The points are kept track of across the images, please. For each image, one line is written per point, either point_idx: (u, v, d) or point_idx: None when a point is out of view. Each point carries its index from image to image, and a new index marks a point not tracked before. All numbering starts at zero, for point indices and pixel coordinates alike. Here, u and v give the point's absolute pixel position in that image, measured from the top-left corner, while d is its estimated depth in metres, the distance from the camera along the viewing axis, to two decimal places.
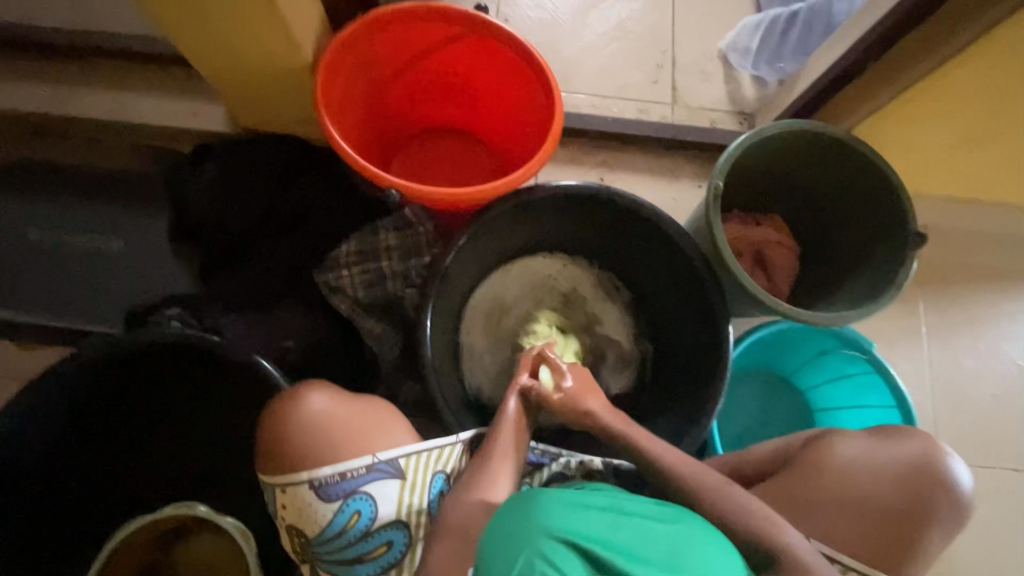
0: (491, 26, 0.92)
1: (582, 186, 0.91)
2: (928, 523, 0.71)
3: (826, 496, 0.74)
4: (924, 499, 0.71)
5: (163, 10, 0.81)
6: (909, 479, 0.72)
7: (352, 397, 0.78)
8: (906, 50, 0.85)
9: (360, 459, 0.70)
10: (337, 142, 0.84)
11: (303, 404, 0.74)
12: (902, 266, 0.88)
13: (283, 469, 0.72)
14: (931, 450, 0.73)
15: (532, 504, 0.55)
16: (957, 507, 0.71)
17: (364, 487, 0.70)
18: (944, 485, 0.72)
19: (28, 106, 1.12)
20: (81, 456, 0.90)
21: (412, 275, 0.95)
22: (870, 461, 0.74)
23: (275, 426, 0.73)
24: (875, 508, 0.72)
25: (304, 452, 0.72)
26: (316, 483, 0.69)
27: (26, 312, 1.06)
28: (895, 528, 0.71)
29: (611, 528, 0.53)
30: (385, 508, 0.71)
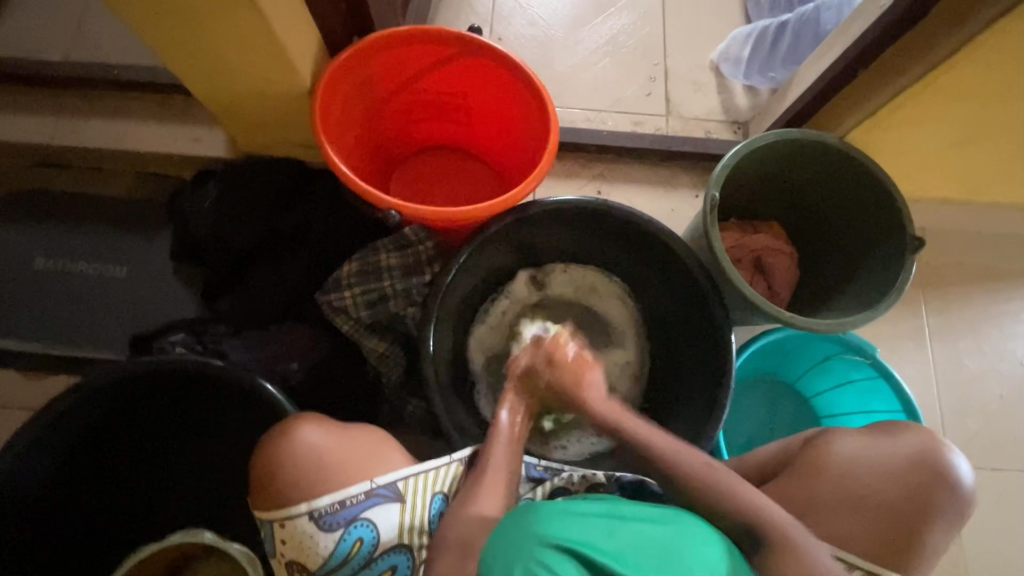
0: (484, 46, 0.94)
1: (580, 200, 0.92)
2: (930, 513, 0.70)
3: (826, 495, 0.73)
4: (923, 492, 0.70)
5: (163, 41, 0.83)
6: (905, 473, 0.72)
7: (344, 426, 0.77)
8: (895, 57, 0.86)
9: (359, 486, 0.70)
10: (335, 164, 0.85)
11: (296, 434, 0.72)
12: (901, 269, 0.88)
13: (284, 498, 0.71)
14: (928, 444, 0.73)
15: (528, 511, 0.57)
16: (957, 499, 0.70)
17: (364, 514, 0.70)
18: (941, 476, 0.71)
19: (32, 137, 1.14)
20: (86, 485, 0.89)
21: (413, 294, 0.96)
22: (866, 457, 0.74)
23: (272, 455, 0.72)
24: (874, 503, 0.71)
25: (304, 480, 0.71)
26: (316, 514, 0.69)
27: (31, 341, 1.07)
28: (897, 522, 0.70)
29: (606, 532, 0.55)
30: (387, 533, 0.71)
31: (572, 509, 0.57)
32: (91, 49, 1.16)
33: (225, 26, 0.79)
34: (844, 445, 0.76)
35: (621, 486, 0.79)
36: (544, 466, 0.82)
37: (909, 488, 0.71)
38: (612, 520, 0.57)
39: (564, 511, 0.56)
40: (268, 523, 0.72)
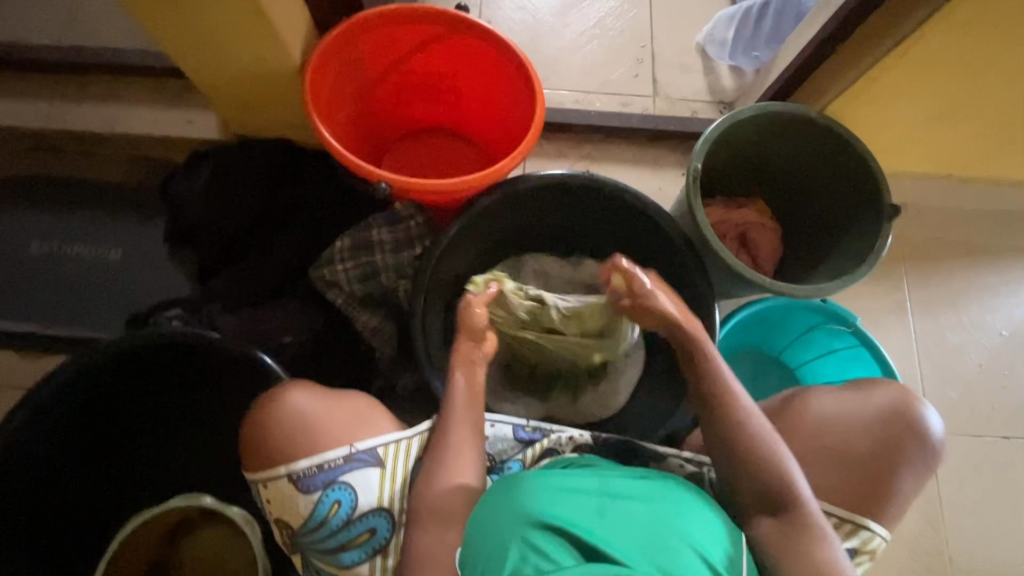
0: (471, 23, 0.95)
1: (566, 174, 0.95)
2: (898, 460, 0.73)
3: (805, 446, 0.76)
4: (896, 442, 0.74)
5: (153, 19, 0.84)
6: (877, 424, 0.75)
7: (333, 392, 0.78)
8: (871, 29, 0.89)
9: (338, 450, 0.72)
10: (327, 139, 0.87)
11: (281, 400, 0.74)
12: (879, 237, 0.91)
13: (268, 461, 0.73)
14: (901, 396, 0.76)
15: (521, 491, 0.63)
16: (925, 448, 0.74)
17: (343, 477, 0.72)
18: (910, 427, 0.74)
19: (25, 122, 1.15)
20: (87, 457, 0.92)
21: (405, 267, 0.98)
22: (844, 410, 0.76)
23: (256, 422, 0.74)
24: (846, 453, 0.74)
25: (287, 445, 0.73)
26: (295, 475, 0.71)
27: (28, 322, 1.08)
28: (867, 469, 0.73)
29: (595, 514, 0.61)
30: (366, 497, 0.72)
31: (562, 490, 0.63)
32: (84, 35, 1.17)
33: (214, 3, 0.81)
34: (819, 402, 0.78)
35: (608, 447, 0.83)
36: (533, 428, 0.84)
37: (880, 438, 0.74)
38: (602, 501, 0.64)
39: (555, 490, 0.63)
40: (254, 485, 0.75)
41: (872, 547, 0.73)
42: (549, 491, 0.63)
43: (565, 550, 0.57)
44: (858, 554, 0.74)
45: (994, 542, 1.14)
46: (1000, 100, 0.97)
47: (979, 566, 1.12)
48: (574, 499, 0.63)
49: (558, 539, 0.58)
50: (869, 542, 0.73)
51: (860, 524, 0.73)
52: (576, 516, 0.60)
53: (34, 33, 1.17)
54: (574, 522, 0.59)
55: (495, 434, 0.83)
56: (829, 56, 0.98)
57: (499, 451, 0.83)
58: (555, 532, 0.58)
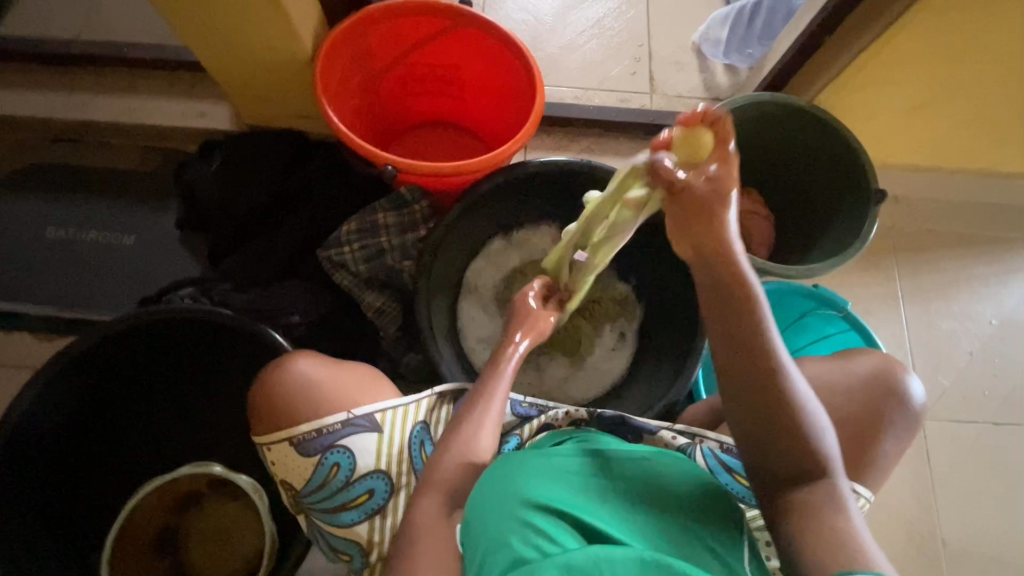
0: (474, 16, 1.00)
1: (565, 160, 0.98)
2: (880, 423, 0.75)
3: None
4: (881, 405, 0.76)
5: (173, 11, 0.89)
6: (860, 388, 0.77)
7: (335, 361, 0.80)
8: (858, 22, 0.93)
9: (336, 415, 0.74)
10: (336, 124, 0.91)
11: (284, 367, 0.76)
12: (867, 219, 0.94)
13: (272, 425, 0.76)
14: (884, 362, 0.79)
15: (521, 478, 0.64)
16: (906, 412, 0.76)
17: (342, 441, 0.74)
18: (893, 392, 0.77)
19: (44, 112, 1.19)
20: (98, 432, 0.94)
21: (409, 248, 1.01)
22: (829, 375, 0.79)
23: (259, 390, 0.77)
24: (831, 415, 0.76)
25: (289, 410, 0.75)
26: (297, 439, 0.74)
27: (43, 304, 1.12)
28: (850, 432, 0.76)
29: (596, 503, 0.63)
30: (364, 460, 0.75)
31: (563, 480, 0.65)
32: (102, 30, 1.22)
33: None
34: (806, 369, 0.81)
35: (603, 421, 0.84)
36: (529, 404, 0.86)
37: (863, 402, 0.77)
38: (601, 492, 0.65)
39: (555, 480, 0.64)
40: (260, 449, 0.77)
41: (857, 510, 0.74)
42: (549, 480, 0.64)
43: (569, 532, 0.57)
44: None
45: (986, 526, 1.15)
46: (984, 89, 1.01)
47: (971, 549, 1.14)
48: (575, 488, 0.64)
49: (561, 523, 0.58)
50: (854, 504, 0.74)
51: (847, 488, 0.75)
52: (577, 503, 0.61)
53: (54, 29, 1.22)
54: (576, 508, 0.60)
55: None
56: (818, 48, 1.02)
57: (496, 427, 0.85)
58: (558, 516, 0.59)
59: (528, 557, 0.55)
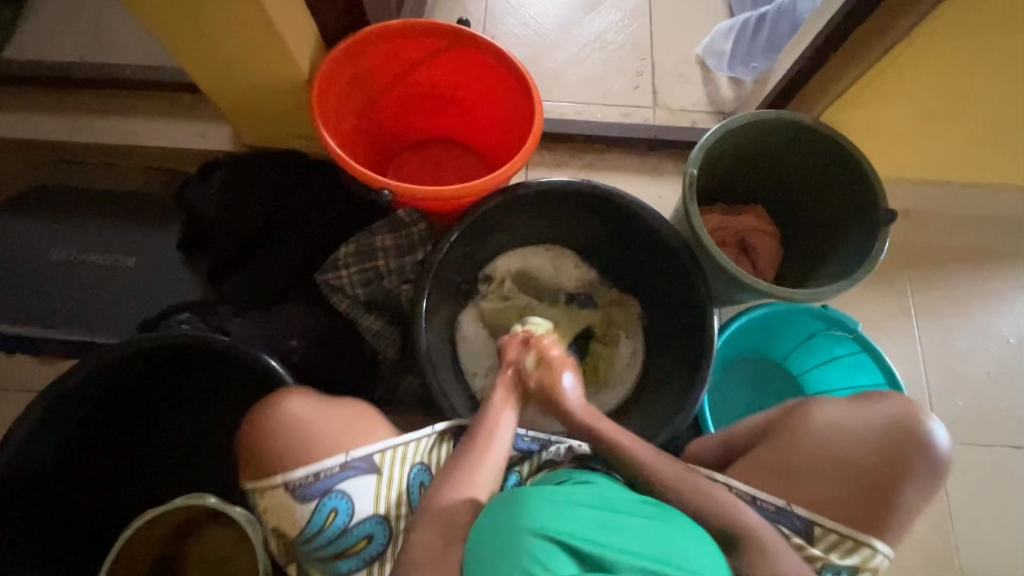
0: (470, 36, 0.99)
1: (565, 181, 0.96)
2: (902, 476, 0.73)
3: (807, 457, 0.76)
4: (902, 454, 0.74)
5: (170, 37, 0.88)
6: (879, 434, 0.75)
7: (330, 399, 0.79)
8: (864, 38, 0.91)
9: (334, 458, 0.73)
10: (332, 148, 0.90)
11: (275, 410, 0.75)
12: (876, 241, 0.91)
13: (267, 467, 0.74)
14: (905, 408, 0.77)
15: (523, 504, 0.64)
16: (931, 463, 0.74)
17: (340, 485, 0.72)
18: (917, 443, 0.74)
19: (49, 135, 1.20)
20: (96, 457, 0.94)
21: (407, 271, 1.00)
22: (846, 419, 0.77)
23: (254, 434, 0.75)
24: (848, 465, 0.74)
25: (282, 453, 0.74)
26: (292, 484, 0.72)
27: (46, 327, 1.12)
28: (865, 479, 0.73)
29: (596, 524, 0.61)
30: (362, 504, 0.73)
31: (565, 502, 0.64)
32: (105, 53, 1.23)
33: (227, 21, 0.85)
34: (825, 412, 0.79)
35: (604, 456, 0.83)
36: (531, 438, 0.85)
37: (883, 451, 0.75)
38: (602, 513, 0.63)
39: (556, 504, 0.63)
40: (252, 494, 0.76)
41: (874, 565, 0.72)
42: (554, 504, 0.63)
43: (563, 559, 0.58)
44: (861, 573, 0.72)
45: (1006, 553, 1.11)
46: (996, 103, 0.98)
47: None
48: (576, 510, 0.63)
49: (556, 550, 0.58)
50: (871, 559, 0.72)
51: (863, 542, 0.72)
52: (577, 529, 0.61)
53: (59, 53, 1.23)
54: (572, 534, 0.60)
55: None
56: (824, 64, 1.00)
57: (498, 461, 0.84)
58: (553, 543, 0.59)
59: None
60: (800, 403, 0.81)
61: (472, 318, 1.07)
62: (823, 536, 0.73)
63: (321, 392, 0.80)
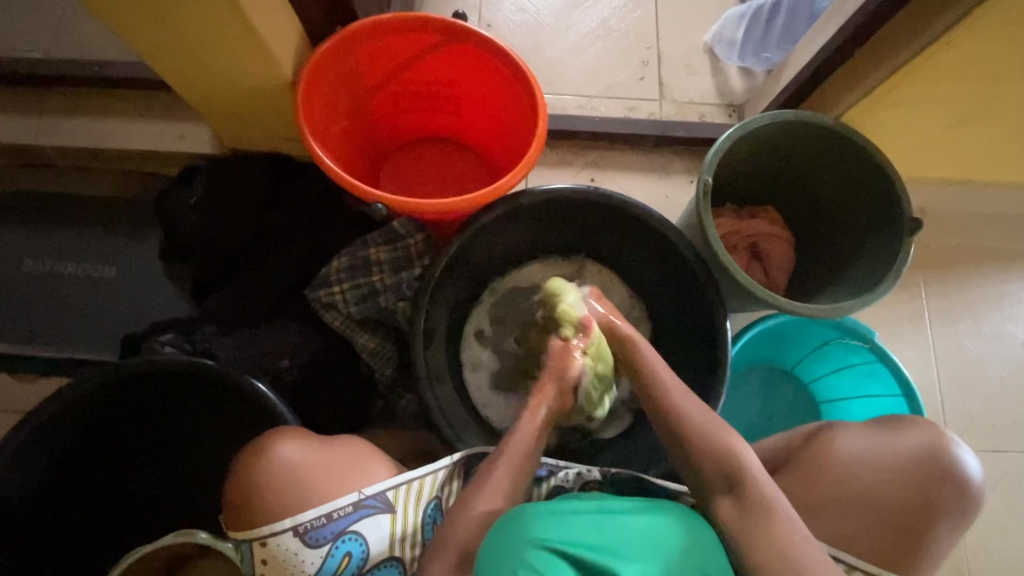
0: (468, 32, 0.91)
1: (570, 190, 0.90)
2: (935, 516, 0.71)
3: (836, 493, 0.73)
4: (936, 491, 0.71)
5: (138, 36, 0.81)
6: (915, 469, 0.72)
7: (324, 444, 0.75)
8: (893, 34, 0.84)
9: (347, 497, 0.69)
10: (320, 158, 0.83)
11: (274, 454, 0.71)
12: (900, 254, 0.87)
13: (263, 514, 0.69)
14: (939, 439, 0.73)
15: (519, 515, 0.58)
16: (965, 499, 0.71)
17: (353, 527, 0.69)
18: (949, 476, 0.71)
19: (15, 137, 1.12)
20: (80, 485, 0.90)
21: (403, 287, 0.94)
22: (876, 451, 0.74)
23: (252, 475, 0.71)
24: (880, 502, 0.72)
25: (281, 498, 0.69)
26: (301, 529, 0.67)
27: (22, 343, 1.06)
28: (898, 521, 0.71)
29: (593, 530, 0.56)
30: (377, 545, 0.71)
31: (558, 509, 0.58)
32: (72, 47, 1.14)
33: (199, 19, 0.77)
34: (849, 442, 0.75)
35: (619, 483, 0.79)
36: (540, 463, 0.82)
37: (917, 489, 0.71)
38: (598, 517, 0.58)
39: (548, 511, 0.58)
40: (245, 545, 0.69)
41: None
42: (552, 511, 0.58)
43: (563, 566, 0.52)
44: None
45: (1015, 561, 1.10)
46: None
47: None
48: (569, 514, 0.58)
49: (557, 558, 0.53)
50: None
51: None
52: (574, 533, 0.55)
53: (21, 46, 1.14)
54: (571, 540, 0.54)
55: None
56: (847, 59, 0.93)
57: None
58: (552, 550, 0.53)
59: None
60: (820, 432, 0.78)
61: (481, 316, 1.04)
62: (849, 574, 0.69)
63: (314, 436, 0.76)
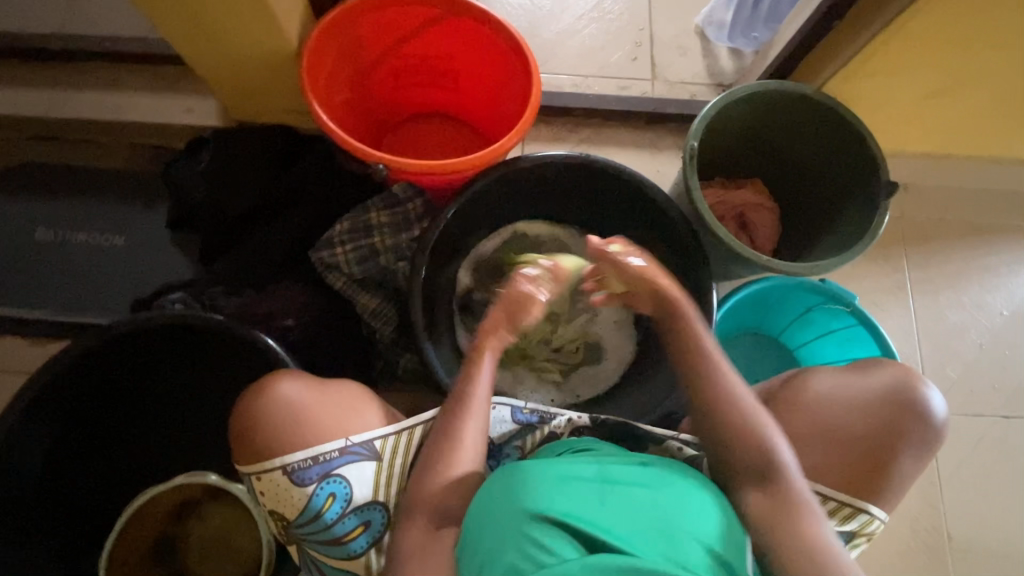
0: (465, 5, 0.95)
1: (564, 156, 0.95)
2: (900, 446, 0.76)
3: (809, 429, 0.79)
4: (899, 423, 0.77)
5: (151, 7, 0.85)
6: (879, 404, 0.78)
7: (322, 387, 0.80)
8: (869, 7, 0.89)
9: (333, 443, 0.75)
10: (324, 122, 0.87)
11: (276, 394, 0.76)
12: (875, 216, 0.91)
13: (260, 454, 0.75)
14: (902, 378, 0.79)
15: (525, 481, 0.64)
16: (928, 429, 0.77)
17: (338, 470, 0.74)
18: (909, 407, 0.78)
19: (26, 110, 1.15)
20: (91, 438, 0.94)
21: (403, 250, 1.00)
22: (844, 390, 0.79)
23: (253, 414, 0.76)
24: (849, 437, 0.77)
25: (276, 439, 0.75)
26: (290, 468, 0.74)
27: (35, 307, 1.10)
28: (870, 453, 0.76)
29: (596, 504, 0.63)
30: (361, 490, 0.75)
31: (564, 479, 0.65)
32: (83, 24, 1.18)
33: None
34: (821, 382, 0.81)
35: (606, 428, 0.84)
36: (530, 410, 0.85)
37: (882, 423, 0.77)
38: (602, 490, 0.65)
39: (554, 483, 0.64)
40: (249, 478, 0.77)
41: (869, 530, 0.77)
42: (554, 482, 0.64)
43: (562, 537, 0.59)
44: (856, 536, 0.78)
45: (991, 520, 1.14)
46: (998, 74, 0.96)
47: (976, 541, 1.13)
48: (573, 486, 0.64)
49: (556, 531, 0.60)
50: (868, 525, 0.76)
51: (859, 507, 0.76)
52: (577, 508, 0.62)
53: (33, 22, 1.17)
54: (573, 514, 0.61)
55: (494, 417, 0.84)
56: (828, 33, 0.98)
57: (498, 435, 0.84)
58: (552, 524, 0.60)
59: (524, 567, 0.58)
60: (798, 375, 0.84)
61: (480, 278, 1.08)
62: (823, 504, 0.76)
63: (314, 378, 0.81)
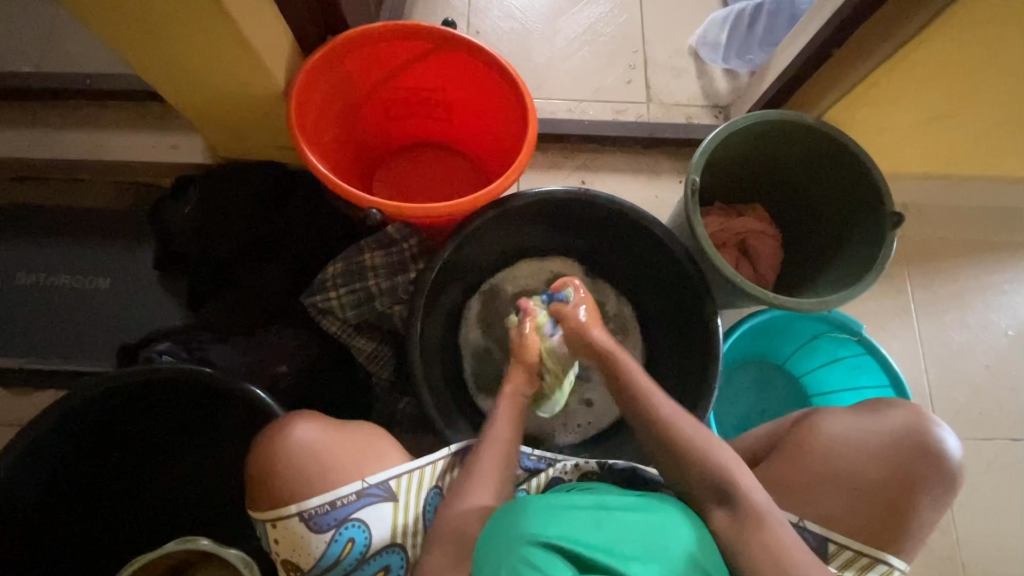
0: (456, 39, 0.92)
1: (562, 191, 0.92)
2: (917, 491, 0.73)
3: (823, 476, 0.76)
4: (917, 467, 0.74)
5: (130, 49, 0.81)
6: (896, 447, 0.75)
7: (337, 424, 0.77)
8: (869, 35, 0.87)
9: (350, 486, 0.71)
10: (314, 165, 0.84)
11: (292, 433, 0.72)
12: (883, 247, 0.89)
13: (271, 500, 0.71)
14: (915, 418, 0.77)
15: (519, 510, 0.60)
16: (945, 471, 0.74)
17: (357, 513, 0.71)
18: (927, 450, 0.74)
19: (3, 149, 1.11)
20: (76, 497, 0.90)
21: (399, 292, 0.97)
22: (859, 432, 0.77)
23: (268, 455, 0.72)
24: (867, 484, 0.75)
25: (291, 482, 0.70)
26: (307, 515, 0.69)
27: (16, 357, 1.06)
28: (889, 502, 0.74)
29: (592, 527, 0.57)
30: (379, 533, 0.72)
31: (556, 505, 0.60)
32: (63, 61, 1.14)
33: (191, 31, 0.78)
34: (833, 424, 0.79)
35: (615, 472, 0.81)
36: (538, 456, 0.84)
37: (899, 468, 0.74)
38: (598, 515, 0.59)
39: (549, 507, 0.59)
40: (261, 523, 0.72)
41: None
42: (549, 508, 0.59)
43: (560, 561, 0.53)
44: None
45: (1004, 546, 1.12)
46: (999, 97, 0.95)
47: (990, 569, 1.11)
48: (569, 512, 0.59)
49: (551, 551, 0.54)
50: None
51: (876, 557, 0.73)
52: (573, 532, 0.56)
53: (11, 59, 1.14)
54: (572, 537, 0.56)
55: None
56: (828, 59, 0.96)
57: None
58: (548, 546, 0.55)
59: None
60: (810, 416, 0.82)
61: (481, 314, 1.05)
62: (838, 553, 0.73)
63: (329, 416, 0.78)
